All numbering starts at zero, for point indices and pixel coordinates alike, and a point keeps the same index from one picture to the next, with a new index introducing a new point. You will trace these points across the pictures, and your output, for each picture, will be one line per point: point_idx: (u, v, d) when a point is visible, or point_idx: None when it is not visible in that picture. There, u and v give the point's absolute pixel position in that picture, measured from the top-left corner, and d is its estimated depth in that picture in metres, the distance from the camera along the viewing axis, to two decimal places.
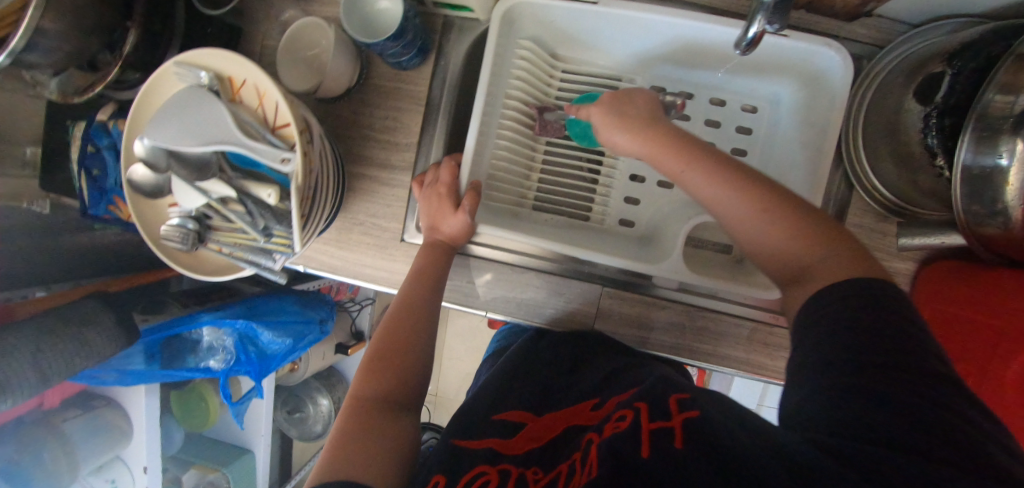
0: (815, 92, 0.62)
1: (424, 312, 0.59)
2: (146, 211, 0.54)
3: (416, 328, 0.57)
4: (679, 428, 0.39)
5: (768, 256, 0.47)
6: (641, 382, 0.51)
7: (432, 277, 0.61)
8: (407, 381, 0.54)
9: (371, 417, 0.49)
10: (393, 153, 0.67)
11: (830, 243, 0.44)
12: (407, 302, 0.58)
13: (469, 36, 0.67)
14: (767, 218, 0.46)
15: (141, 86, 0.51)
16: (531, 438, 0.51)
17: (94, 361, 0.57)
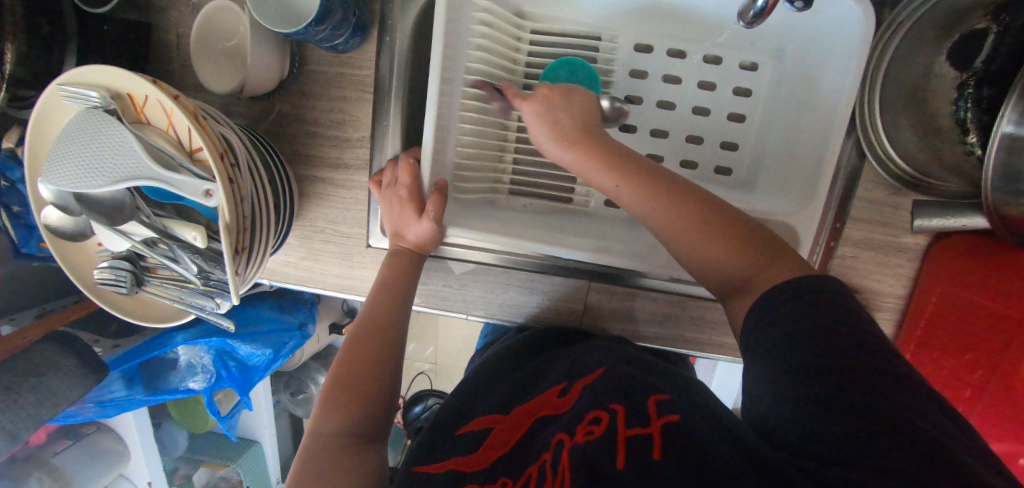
0: (832, 45, 0.52)
1: (387, 335, 0.54)
2: (73, 255, 0.48)
3: (384, 354, 0.53)
4: (656, 435, 0.38)
5: (714, 278, 0.44)
6: (610, 364, 0.52)
7: (397, 295, 0.56)
8: (380, 411, 0.50)
9: (333, 459, 0.45)
10: (345, 150, 0.59)
11: (770, 258, 0.41)
12: (365, 326, 0.54)
13: (415, 2, 0.57)
14: (709, 240, 0.43)
15: (30, 116, 0.44)
16: (496, 447, 0.49)
17: (64, 406, 0.55)
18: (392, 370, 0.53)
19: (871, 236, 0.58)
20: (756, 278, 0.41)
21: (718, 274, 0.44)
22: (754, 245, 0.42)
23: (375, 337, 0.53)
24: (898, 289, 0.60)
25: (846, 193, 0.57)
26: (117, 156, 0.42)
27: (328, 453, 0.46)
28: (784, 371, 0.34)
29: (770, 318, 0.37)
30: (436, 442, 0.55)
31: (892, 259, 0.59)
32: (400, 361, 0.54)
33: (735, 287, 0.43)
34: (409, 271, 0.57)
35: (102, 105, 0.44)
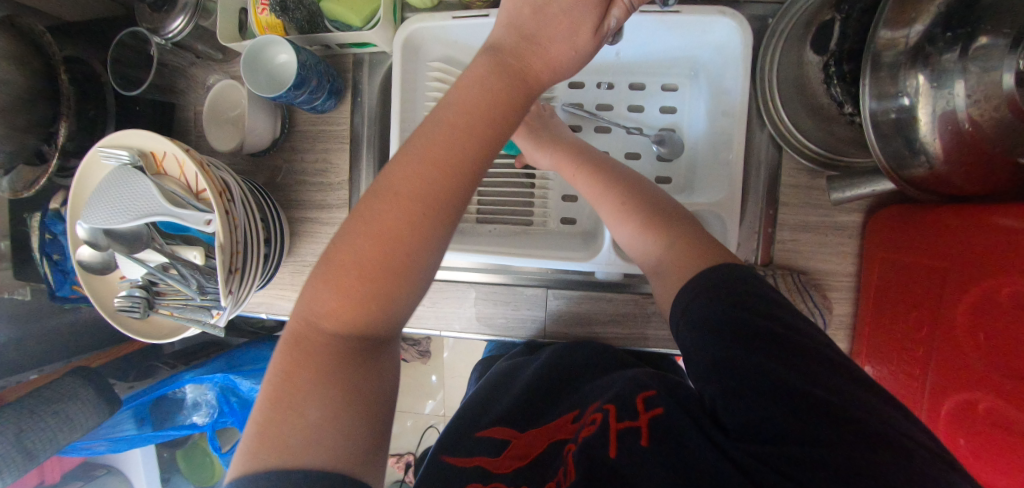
0: (727, 59, 0.61)
1: (384, 297, 0.41)
2: (98, 287, 0.58)
3: (382, 291, 0.40)
4: (643, 428, 0.42)
5: (644, 257, 0.51)
6: (610, 375, 0.53)
7: (422, 232, 0.40)
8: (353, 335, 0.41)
9: (334, 358, 0.40)
10: (328, 194, 0.69)
11: (678, 239, 0.48)
12: (338, 292, 0.40)
13: (381, 69, 0.69)
14: (629, 216, 0.52)
15: (75, 173, 0.56)
16: (519, 457, 0.51)
17: (78, 434, 0.62)
18: (385, 304, 0.41)
19: (806, 219, 0.62)
20: (670, 255, 0.47)
21: (647, 255, 0.50)
22: (673, 225, 0.49)
23: (388, 267, 0.40)
24: (846, 266, 0.62)
25: (772, 182, 0.63)
26: (140, 197, 0.53)
27: (330, 349, 0.40)
28: (715, 326, 0.40)
29: (696, 300, 0.42)
30: (460, 439, 0.57)
31: (830, 238, 0.62)
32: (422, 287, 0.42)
33: (657, 268, 0.49)
34: (443, 202, 0.40)
35: (132, 162, 0.56)
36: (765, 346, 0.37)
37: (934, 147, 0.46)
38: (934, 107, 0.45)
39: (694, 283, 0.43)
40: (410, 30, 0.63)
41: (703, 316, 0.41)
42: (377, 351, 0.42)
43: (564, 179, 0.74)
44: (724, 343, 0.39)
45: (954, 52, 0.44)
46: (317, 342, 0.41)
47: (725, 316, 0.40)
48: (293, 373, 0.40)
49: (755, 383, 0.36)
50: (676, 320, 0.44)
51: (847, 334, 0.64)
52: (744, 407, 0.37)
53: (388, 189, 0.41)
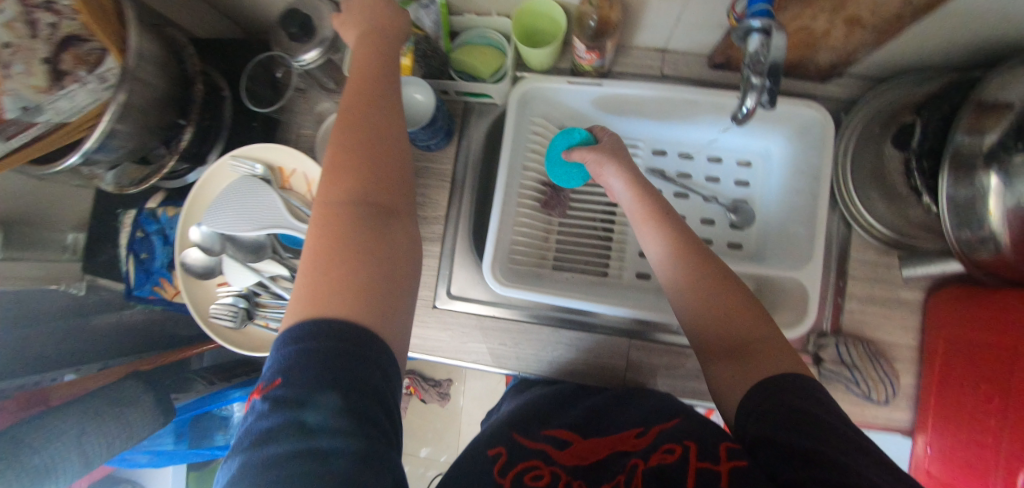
0: (806, 143, 0.69)
1: (388, 158, 0.48)
2: (197, 291, 0.58)
3: (374, 166, 0.47)
4: (725, 472, 0.41)
5: (715, 340, 0.52)
6: (686, 416, 0.54)
7: (387, 115, 0.50)
8: (375, 186, 0.47)
9: (350, 227, 0.44)
10: (423, 226, 0.71)
11: (758, 337, 0.50)
12: (341, 155, 0.47)
13: (488, 118, 0.74)
14: (719, 294, 0.54)
15: (199, 177, 0.58)
16: (582, 456, 0.53)
17: (130, 444, 0.59)
18: (382, 176, 0.47)
19: (872, 293, 0.68)
20: (759, 346, 0.49)
21: (722, 336, 0.52)
22: (760, 318, 0.52)
23: (373, 148, 0.47)
24: (908, 340, 0.68)
25: (842, 256, 0.69)
26: (268, 209, 0.55)
27: (350, 219, 0.44)
28: (778, 414, 0.42)
29: (765, 401, 0.44)
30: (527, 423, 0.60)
31: (895, 312, 0.68)
32: (403, 181, 0.49)
33: (733, 349, 0.51)
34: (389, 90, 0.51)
35: (260, 175, 0.58)
36: (798, 423, 0.41)
37: (1004, 237, 0.53)
38: (1005, 202, 0.52)
39: (766, 382, 0.45)
40: (527, 88, 0.69)
41: (775, 404, 0.43)
42: (389, 221, 0.46)
43: None
44: (782, 411, 0.42)
45: (1021, 151, 0.50)
46: (338, 218, 0.44)
47: (763, 403, 0.44)
48: (326, 243, 0.43)
49: (810, 457, 0.38)
50: (754, 403, 0.45)
51: (908, 403, 0.68)
52: (786, 464, 0.39)
53: (354, 110, 0.49)
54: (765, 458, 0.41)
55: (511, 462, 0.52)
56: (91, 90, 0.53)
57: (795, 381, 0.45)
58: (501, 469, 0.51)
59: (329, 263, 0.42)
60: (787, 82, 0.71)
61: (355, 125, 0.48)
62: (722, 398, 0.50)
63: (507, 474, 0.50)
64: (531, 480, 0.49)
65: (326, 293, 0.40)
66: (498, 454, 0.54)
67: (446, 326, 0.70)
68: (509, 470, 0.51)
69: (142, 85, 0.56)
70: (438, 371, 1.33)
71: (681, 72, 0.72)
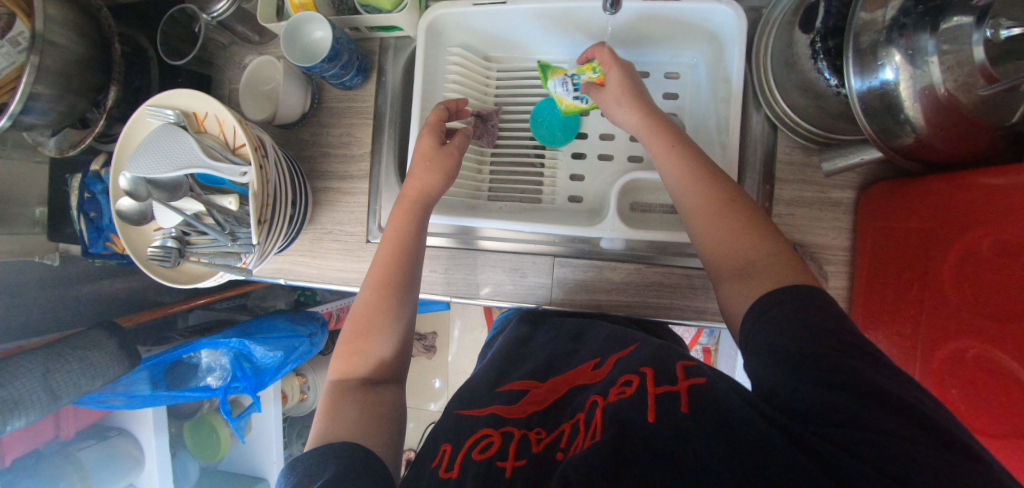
0: (725, 43, 0.65)
1: (388, 317, 0.60)
2: (135, 237, 0.63)
3: (374, 335, 0.59)
4: (684, 392, 0.45)
5: (720, 259, 0.53)
6: (641, 342, 0.57)
7: (388, 297, 0.60)
8: (376, 350, 0.59)
9: (354, 394, 0.57)
10: (350, 166, 0.73)
11: (767, 242, 0.51)
12: (356, 321, 0.60)
13: (404, 53, 0.74)
14: (732, 215, 0.53)
15: (122, 129, 0.62)
16: (534, 402, 0.56)
17: (99, 383, 0.67)
18: (379, 339, 0.59)
19: (801, 194, 0.66)
20: (764, 262, 0.50)
21: (730, 258, 0.52)
22: (763, 236, 0.51)
23: (378, 318, 0.60)
24: (841, 241, 0.66)
25: (768, 160, 0.67)
26: (178, 150, 0.58)
27: (350, 389, 0.57)
28: (790, 327, 0.42)
29: (763, 316, 0.45)
30: (481, 393, 0.61)
31: (825, 213, 0.66)
32: (406, 336, 0.62)
33: (739, 269, 0.51)
34: (402, 248, 0.62)
35: (175, 120, 0.61)
36: (791, 335, 0.42)
37: (916, 114, 0.50)
38: (914, 82, 0.49)
39: (768, 297, 0.46)
40: (434, 15, 0.69)
41: (775, 318, 0.44)
42: (387, 384, 0.59)
43: (572, 159, 0.77)
44: (783, 331, 0.42)
45: (928, 29, 0.48)
46: (348, 383, 0.58)
47: (776, 318, 0.44)
48: (336, 406, 0.55)
49: (812, 373, 0.39)
50: (759, 310, 0.46)
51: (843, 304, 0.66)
52: (793, 375, 0.40)
53: (373, 272, 0.62)
54: (756, 372, 0.44)
55: (456, 451, 0.52)
56: (6, 54, 0.58)
57: (800, 293, 0.44)
58: (448, 463, 0.51)
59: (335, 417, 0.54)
60: None
61: (363, 299, 0.61)
62: (728, 311, 0.52)
63: (454, 466, 0.50)
64: (479, 454, 0.50)
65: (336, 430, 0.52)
66: (443, 453, 0.53)
67: None
68: (455, 461, 0.50)
69: (55, 47, 0.60)
70: (424, 324, 1.41)
71: None
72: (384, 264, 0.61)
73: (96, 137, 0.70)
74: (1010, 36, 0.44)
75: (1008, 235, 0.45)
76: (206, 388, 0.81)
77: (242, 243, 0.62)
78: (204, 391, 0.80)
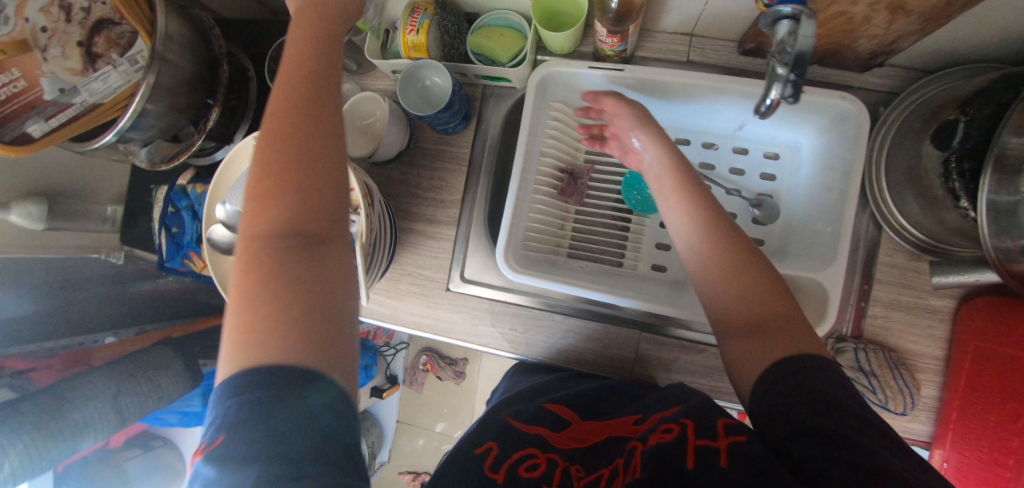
0: (840, 139, 0.65)
1: (325, 181, 0.45)
2: (221, 266, 0.61)
3: (298, 196, 0.44)
4: (724, 448, 0.42)
5: (728, 313, 0.50)
6: (686, 401, 0.52)
7: (323, 160, 0.45)
8: (302, 211, 0.44)
9: (277, 263, 0.42)
10: (439, 210, 0.72)
11: (779, 297, 0.48)
12: (256, 180, 0.44)
13: (506, 101, 0.73)
14: (749, 261, 0.51)
15: (225, 156, 0.61)
16: (578, 438, 0.54)
17: (162, 404, 0.65)
18: (308, 204, 0.44)
19: (900, 298, 0.65)
20: (778, 323, 0.46)
21: (739, 310, 0.49)
22: (774, 289, 0.49)
23: (290, 172, 0.44)
24: (934, 350, 0.65)
25: (868, 258, 0.66)
26: None
27: (272, 255, 0.42)
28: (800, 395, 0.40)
29: (777, 386, 0.42)
30: (523, 406, 0.60)
31: (922, 320, 0.65)
32: (340, 186, 0.46)
33: (752, 325, 0.48)
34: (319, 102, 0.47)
35: None
36: (808, 406, 0.39)
37: None
38: None
39: (785, 363, 0.43)
40: (547, 72, 0.68)
41: (792, 385, 0.41)
42: (322, 248, 0.44)
43: (659, 227, 0.76)
44: (806, 396, 0.40)
45: None
46: (267, 247, 0.42)
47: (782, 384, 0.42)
48: (249, 297, 0.41)
49: (851, 457, 0.36)
50: (772, 383, 0.43)
51: (928, 414, 0.65)
52: (819, 452, 0.37)
53: (269, 129, 0.45)
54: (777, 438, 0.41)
55: (502, 457, 0.51)
56: (123, 72, 0.56)
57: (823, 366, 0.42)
58: (493, 464, 0.50)
59: (254, 303, 0.41)
60: (823, 72, 0.67)
61: (280, 148, 0.44)
62: (733, 373, 0.48)
63: (499, 470, 0.49)
64: (526, 472, 0.49)
65: (257, 331, 0.39)
66: (488, 449, 0.52)
67: (458, 309, 0.71)
68: (502, 465, 0.50)
69: (171, 65, 0.58)
70: (455, 349, 1.38)
71: (709, 57, 0.68)
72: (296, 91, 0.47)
73: (189, 152, 0.68)
74: None
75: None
76: None
77: None
78: None
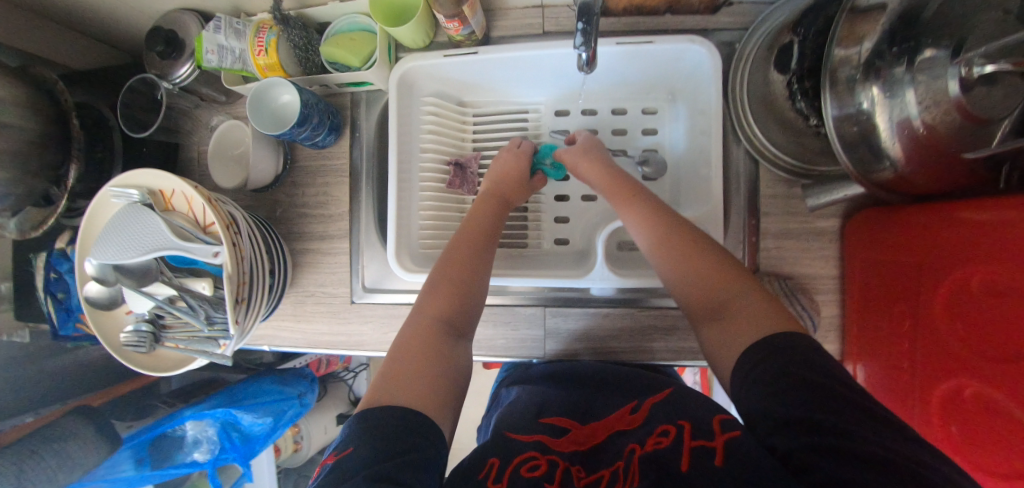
0: (701, 82, 0.65)
1: (481, 268, 0.59)
2: (104, 322, 0.60)
3: (461, 296, 0.56)
4: (720, 448, 0.41)
5: (692, 299, 0.51)
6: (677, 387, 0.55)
7: (483, 249, 0.60)
8: (468, 297, 0.57)
9: (430, 347, 0.51)
10: (328, 225, 0.71)
11: (738, 282, 0.49)
12: (451, 267, 0.58)
13: (378, 105, 0.73)
14: (699, 254, 0.52)
15: (88, 209, 0.59)
16: (577, 442, 0.51)
17: (77, 475, 0.64)
18: (465, 308, 0.56)
19: (787, 227, 0.65)
20: (737, 303, 0.47)
21: (701, 299, 0.50)
22: (736, 277, 0.50)
23: (468, 269, 0.58)
24: (830, 271, 0.66)
25: (752, 194, 0.67)
26: (149, 235, 0.55)
27: (427, 337, 0.52)
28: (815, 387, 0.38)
29: (754, 372, 0.42)
30: (520, 420, 0.56)
31: (812, 244, 0.65)
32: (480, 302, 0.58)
33: (714, 311, 0.49)
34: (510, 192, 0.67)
35: (140, 200, 0.58)
36: (800, 397, 0.38)
37: (895, 150, 0.50)
38: (891, 116, 0.49)
39: (752, 352, 0.43)
40: (406, 68, 0.67)
41: (762, 373, 0.41)
42: (457, 342, 0.54)
43: (555, 201, 0.76)
44: (777, 390, 0.39)
45: (903, 66, 0.47)
46: (431, 336, 0.52)
47: (774, 369, 0.41)
48: (394, 366, 0.49)
49: (833, 434, 0.36)
50: (741, 375, 0.43)
51: (835, 335, 0.66)
52: (802, 444, 0.37)
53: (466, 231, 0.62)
54: (767, 435, 0.39)
55: (503, 467, 0.47)
56: None
57: (784, 340, 0.42)
58: (495, 476, 0.46)
59: (399, 371, 0.48)
60: (677, 21, 0.67)
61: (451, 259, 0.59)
62: (711, 357, 0.49)
63: (502, 479, 0.45)
64: (527, 473, 0.46)
65: (405, 380, 0.47)
66: (489, 467, 0.47)
67: (366, 319, 0.71)
68: (503, 477, 0.45)
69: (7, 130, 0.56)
70: None
71: (563, 25, 0.68)
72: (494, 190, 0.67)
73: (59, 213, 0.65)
74: (985, 74, 0.43)
75: (999, 275, 0.44)
76: (194, 464, 0.78)
77: (218, 327, 0.59)
78: (191, 468, 0.77)
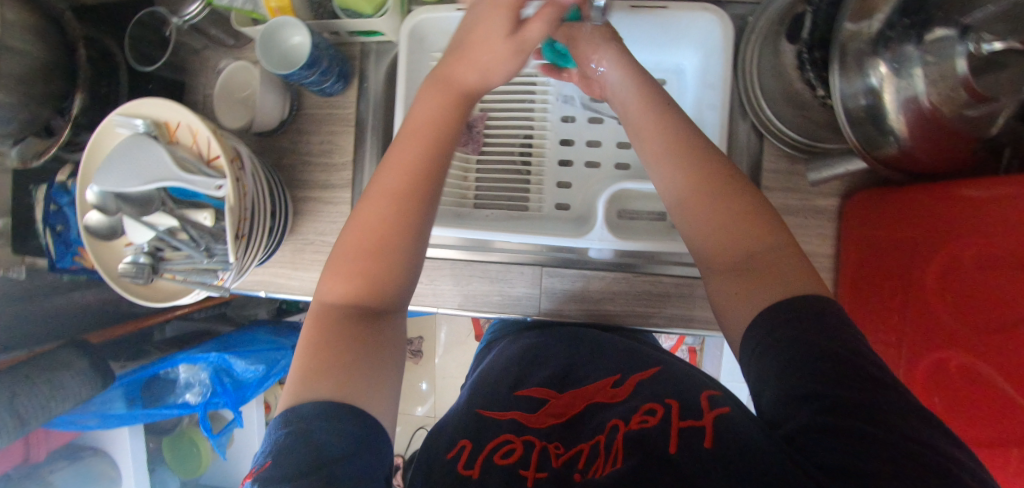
0: (712, 51, 0.65)
1: (402, 230, 0.50)
2: (102, 252, 0.60)
3: (382, 262, 0.50)
4: (708, 426, 0.42)
5: (711, 254, 0.49)
6: (664, 365, 0.56)
7: (404, 206, 0.50)
8: (394, 274, 0.50)
9: (344, 329, 0.47)
10: (331, 174, 0.71)
11: (768, 236, 0.46)
12: (361, 234, 0.50)
13: (387, 57, 0.72)
14: (724, 199, 0.48)
15: (90, 138, 0.59)
16: (554, 414, 0.54)
17: (70, 405, 0.64)
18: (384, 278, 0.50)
19: (787, 202, 0.66)
20: (765, 258, 0.45)
21: (722, 254, 0.48)
22: (761, 228, 0.47)
23: (388, 233, 0.50)
24: (824, 248, 0.66)
25: (754, 168, 0.67)
26: (153, 164, 0.55)
27: (338, 322, 0.48)
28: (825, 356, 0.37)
29: (777, 329, 0.40)
30: (496, 394, 0.59)
31: (810, 220, 0.66)
32: (410, 267, 0.51)
33: (737, 266, 0.46)
34: (436, 163, 0.52)
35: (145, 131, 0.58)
36: (808, 366, 0.37)
37: (899, 124, 0.50)
38: (898, 92, 0.49)
39: (775, 309, 0.41)
40: (418, 19, 0.67)
41: (785, 334, 0.39)
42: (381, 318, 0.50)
43: (559, 167, 0.76)
44: (795, 359, 0.38)
45: (913, 41, 0.48)
46: (339, 320, 0.48)
47: (789, 342, 0.39)
48: (306, 361, 0.46)
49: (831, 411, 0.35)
50: (759, 333, 0.41)
51: None
52: (807, 420, 0.36)
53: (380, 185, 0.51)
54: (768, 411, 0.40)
55: (477, 450, 0.50)
56: None
57: (813, 299, 0.41)
58: (467, 461, 0.49)
59: (312, 366, 0.45)
60: None
61: (370, 222, 0.50)
62: (723, 313, 0.47)
63: (474, 466, 0.48)
64: (500, 459, 0.48)
65: (315, 373, 0.44)
66: (462, 448, 0.51)
67: None
68: (475, 461, 0.49)
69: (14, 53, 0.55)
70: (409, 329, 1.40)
71: None
72: (397, 193, 0.50)
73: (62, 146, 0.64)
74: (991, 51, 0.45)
75: (1003, 253, 0.44)
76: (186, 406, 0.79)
77: (218, 260, 0.60)
78: (183, 409, 0.78)
